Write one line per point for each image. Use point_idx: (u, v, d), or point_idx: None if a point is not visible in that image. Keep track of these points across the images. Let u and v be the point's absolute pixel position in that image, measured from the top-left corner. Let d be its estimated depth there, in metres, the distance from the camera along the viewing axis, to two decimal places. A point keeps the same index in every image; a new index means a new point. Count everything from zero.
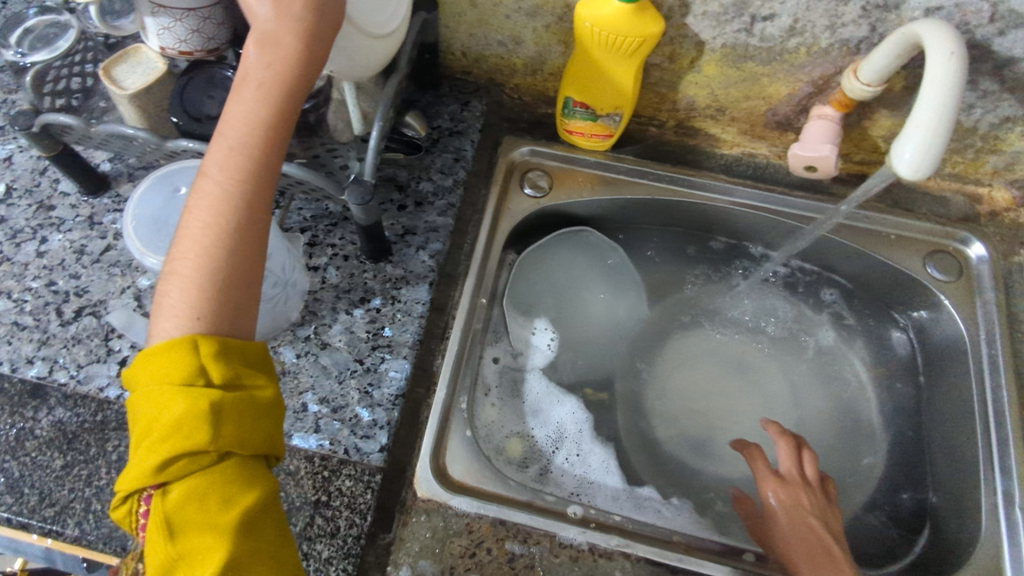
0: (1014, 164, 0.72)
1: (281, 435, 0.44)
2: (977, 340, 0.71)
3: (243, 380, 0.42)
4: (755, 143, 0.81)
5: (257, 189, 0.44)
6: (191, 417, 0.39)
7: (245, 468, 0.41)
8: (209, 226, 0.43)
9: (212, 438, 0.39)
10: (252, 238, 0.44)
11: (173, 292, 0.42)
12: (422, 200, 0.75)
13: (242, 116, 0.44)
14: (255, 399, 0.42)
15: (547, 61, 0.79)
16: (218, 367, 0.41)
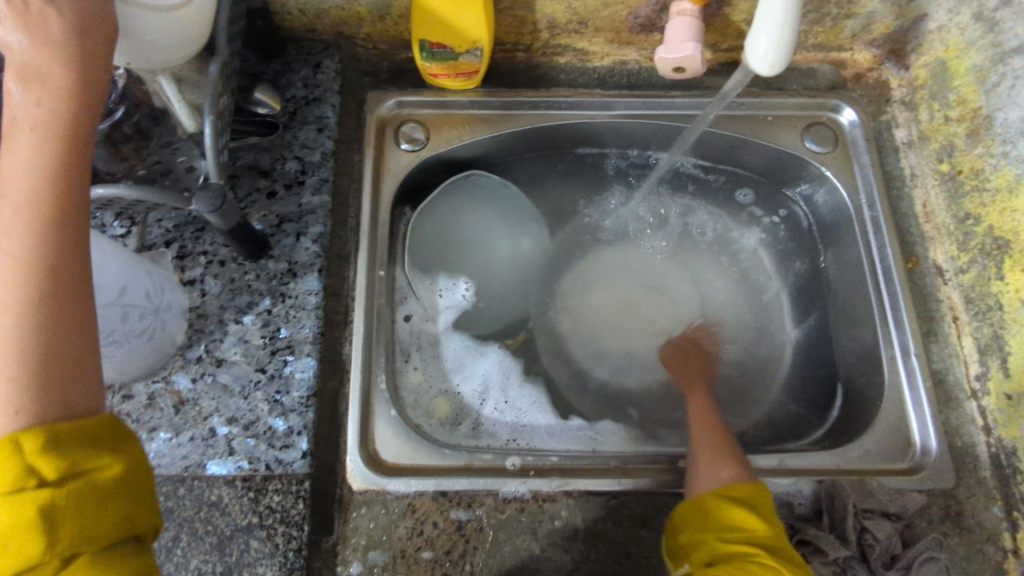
0: (869, 24, 0.72)
1: (143, 511, 0.38)
2: (859, 204, 0.73)
3: (80, 466, 0.35)
4: (624, 50, 0.78)
5: (60, 242, 0.37)
6: (20, 529, 0.33)
7: (104, 563, 0.35)
8: (12, 299, 0.35)
9: (49, 544, 0.33)
10: (70, 299, 0.37)
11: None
12: (292, 181, 0.69)
13: (19, 163, 0.37)
14: (101, 481, 0.36)
15: (392, 3, 0.72)
16: (48, 462, 0.34)
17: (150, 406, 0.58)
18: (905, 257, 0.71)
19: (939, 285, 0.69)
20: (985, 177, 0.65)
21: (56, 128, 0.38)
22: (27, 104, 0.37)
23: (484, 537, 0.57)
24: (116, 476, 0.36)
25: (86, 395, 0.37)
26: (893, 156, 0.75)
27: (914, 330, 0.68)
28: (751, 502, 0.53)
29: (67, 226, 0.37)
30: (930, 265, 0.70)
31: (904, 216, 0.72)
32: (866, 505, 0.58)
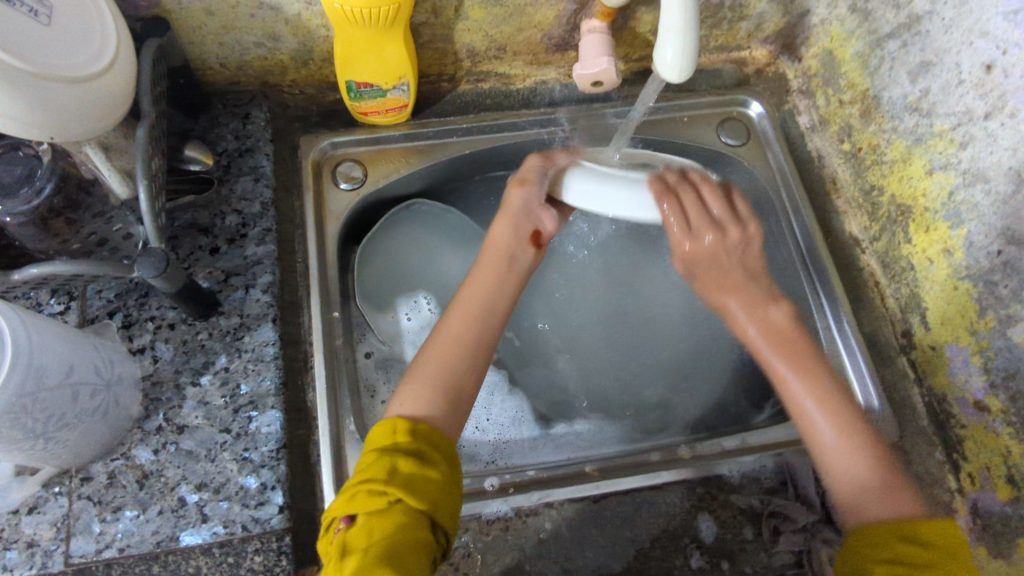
0: (761, 24, 0.78)
1: (449, 511, 0.47)
2: (777, 188, 0.79)
3: (426, 455, 0.49)
4: (544, 70, 0.81)
5: (452, 364, 0.55)
6: (372, 465, 0.47)
7: (411, 521, 0.45)
8: (436, 375, 0.54)
9: (389, 476, 0.46)
10: (444, 376, 0.54)
11: (426, 393, 0.53)
12: (234, 235, 0.68)
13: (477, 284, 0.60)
14: (436, 477, 0.48)
15: (314, 49, 0.73)
16: (409, 438, 0.49)
17: (112, 485, 0.56)
18: (824, 233, 0.77)
19: (858, 254, 0.75)
20: (881, 151, 0.71)
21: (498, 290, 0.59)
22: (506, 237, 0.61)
23: (472, 563, 0.58)
24: (436, 479, 0.47)
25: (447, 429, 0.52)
26: (800, 141, 0.81)
27: (842, 299, 0.73)
28: (923, 538, 0.49)
29: (466, 353, 0.56)
30: (846, 237, 0.76)
31: (818, 195, 0.79)
32: None
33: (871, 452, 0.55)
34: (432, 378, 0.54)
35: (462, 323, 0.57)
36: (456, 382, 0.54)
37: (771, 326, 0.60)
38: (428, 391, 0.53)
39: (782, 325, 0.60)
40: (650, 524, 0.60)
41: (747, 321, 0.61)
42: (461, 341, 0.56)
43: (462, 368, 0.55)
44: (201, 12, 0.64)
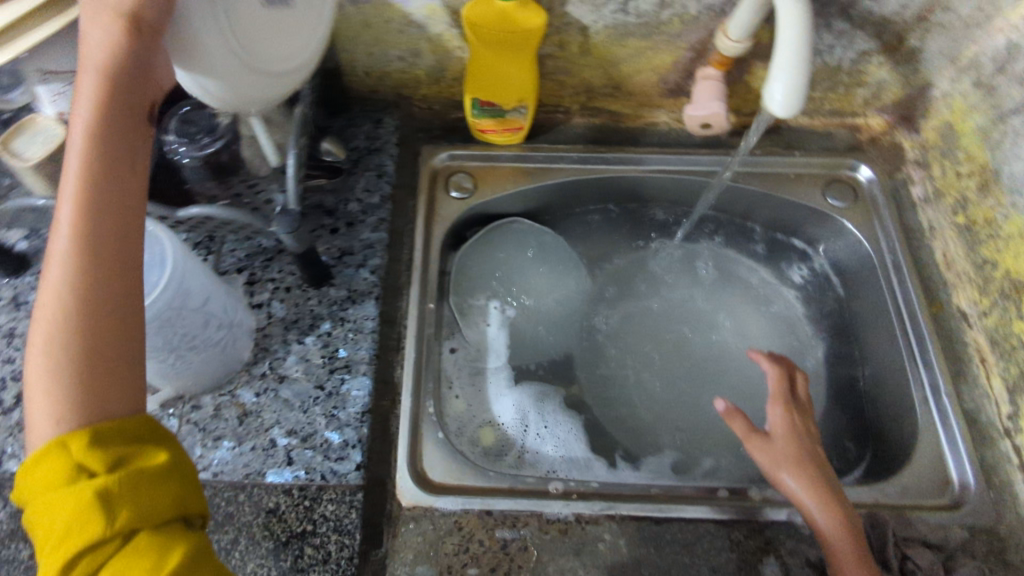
0: (880, 91, 0.79)
1: (194, 492, 0.39)
2: (881, 251, 0.78)
3: (129, 460, 0.37)
4: (655, 112, 0.85)
5: (110, 226, 0.40)
6: (80, 511, 0.34)
7: (165, 534, 0.37)
8: (70, 328, 0.38)
9: (107, 523, 0.35)
10: (122, 276, 0.40)
11: (95, 313, 0.39)
12: (353, 220, 0.75)
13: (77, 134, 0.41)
14: (149, 468, 0.37)
15: (447, 68, 0.80)
16: (95, 454, 0.36)
17: (217, 416, 0.61)
18: (928, 302, 0.74)
19: (964, 328, 0.72)
20: (998, 225, 0.69)
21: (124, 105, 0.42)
22: (113, 51, 0.41)
23: (527, 557, 0.58)
24: (175, 470, 0.39)
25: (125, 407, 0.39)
26: (912, 210, 0.79)
27: (942, 371, 0.70)
28: None
29: (116, 180, 0.41)
30: (953, 310, 0.73)
31: (925, 263, 0.76)
32: (906, 531, 0.61)
33: (874, 568, 0.54)
34: (60, 307, 0.38)
35: (89, 159, 0.40)
36: (122, 292, 0.40)
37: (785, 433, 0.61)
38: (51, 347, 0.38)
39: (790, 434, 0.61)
40: (713, 555, 0.59)
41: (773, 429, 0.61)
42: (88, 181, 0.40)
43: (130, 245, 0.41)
44: (359, 24, 0.73)
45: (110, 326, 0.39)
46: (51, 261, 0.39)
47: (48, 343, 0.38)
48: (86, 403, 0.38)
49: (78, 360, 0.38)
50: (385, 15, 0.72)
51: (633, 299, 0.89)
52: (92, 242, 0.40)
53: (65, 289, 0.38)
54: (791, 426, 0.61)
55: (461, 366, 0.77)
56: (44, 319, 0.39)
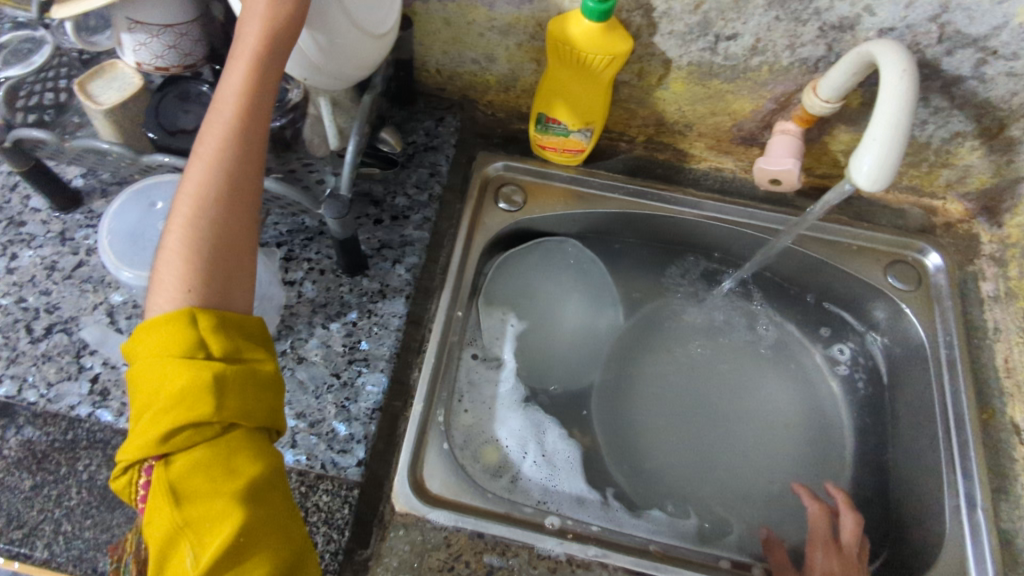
0: (966, 176, 0.75)
1: (283, 409, 0.44)
2: (937, 343, 0.74)
3: (242, 354, 0.42)
4: (721, 158, 0.82)
5: (254, 141, 0.45)
6: (195, 389, 0.38)
7: (253, 439, 0.41)
8: (196, 239, 0.43)
9: (216, 409, 0.39)
10: (248, 181, 0.45)
11: (230, 211, 0.44)
12: (398, 214, 0.74)
13: (251, 48, 0.44)
14: (255, 373, 0.42)
15: (520, 79, 0.79)
16: (216, 340, 0.41)
17: None
18: (979, 407, 0.69)
19: (1015, 443, 0.67)
20: None
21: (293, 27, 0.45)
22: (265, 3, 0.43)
23: None
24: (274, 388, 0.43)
25: (239, 302, 0.44)
26: (977, 307, 0.75)
27: (983, 483, 0.65)
28: None
29: (266, 97, 0.46)
30: (1006, 421, 0.68)
31: (982, 366, 0.72)
32: None
33: None
34: (197, 200, 0.43)
35: (254, 74, 0.45)
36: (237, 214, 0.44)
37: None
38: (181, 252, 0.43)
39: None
40: None
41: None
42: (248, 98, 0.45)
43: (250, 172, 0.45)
44: (441, 21, 0.72)
45: (235, 222, 0.45)
46: (197, 157, 0.44)
47: (186, 229, 0.43)
48: (210, 289, 0.42)
49: (207, 249, 0.43)
50: (468, 17, 0.71)
51: (665, 345, 0.87)
52: (240, 149, 0.44)
53: (210, 186, 0.43)
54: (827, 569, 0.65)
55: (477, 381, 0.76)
56: (182, 208, 0.43)
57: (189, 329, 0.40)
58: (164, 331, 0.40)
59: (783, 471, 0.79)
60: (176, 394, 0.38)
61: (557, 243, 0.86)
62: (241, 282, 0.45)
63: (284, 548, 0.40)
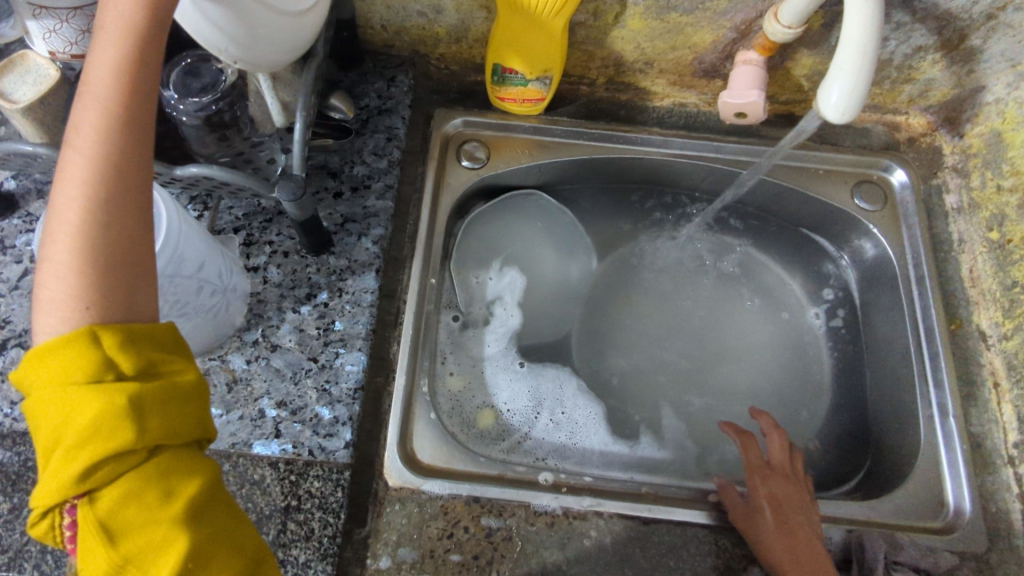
0: (927, 90, 0.74)
1: (211, 417, 0.41)
2: (905, 260, 0.75)
3: (157, 368, 0.38)
4: (684, 92, 0.80)
5: (139, 123, 0.41)
6: (109, 416, 0.35)
7: (184, 457, 0.38)
8: (82, 243, 0.38)
9: (138, 434, 0.35)
10: (138, 169, 0.41)
11: (119, 206, 0.39)
12: (358, 185, 0.71)
13: (122, 23, 0.41)
14: (175, 385, 0.38)
15: (470, 28, 0.75)
16: (125, 356, 0.37)
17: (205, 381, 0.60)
18: (948, 318, 0.71)
19: (981, 349, 0.69)
20: None
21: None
22: None
23: (511, 546, 0.58)
24: (198, 395, 0.40)
25: (145, 306, 0.40)
26: (942, 220, 0.75)
27: (952, 392, 0.68)
28: None
29: (148, 75, 0.42)
30: (973, 329, 0.70)
31: (949, 278, 0.73)
32: (897, 556, 0.59)
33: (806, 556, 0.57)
34: (80, 196, 0.38)
35: (130, 54, 0.41)
36: (127, 210, 0.40)
37: (769, 492, 0.63)
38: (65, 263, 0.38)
39: (776, 494, 0.62)
40: (698, 561, 0.59)
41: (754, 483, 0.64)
42: (127, 78, 0.41)
43: (136, 164, 0.41)
44: None
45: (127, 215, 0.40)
46: (73, 147, 0.40)
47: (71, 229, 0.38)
48: (110, 294, 0.38)
49: (100, 249, 0.38)
50: None
51: (642, 288, 0.87)
52: (123, 132, 0.40)
53: (92, 180, 0.39)
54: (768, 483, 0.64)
55: (455, 345, 0.75)
56: (64, 208, 0.39)
57: (87, 351, 0.36)
58: (58, 357, 0.36)
59: (764, 398, 0.81)
60: (86, 429, 0.34)
61: (525, 196, 0.83)
62: (144, 282, 0.40)
63: (237, 565, 0.38)
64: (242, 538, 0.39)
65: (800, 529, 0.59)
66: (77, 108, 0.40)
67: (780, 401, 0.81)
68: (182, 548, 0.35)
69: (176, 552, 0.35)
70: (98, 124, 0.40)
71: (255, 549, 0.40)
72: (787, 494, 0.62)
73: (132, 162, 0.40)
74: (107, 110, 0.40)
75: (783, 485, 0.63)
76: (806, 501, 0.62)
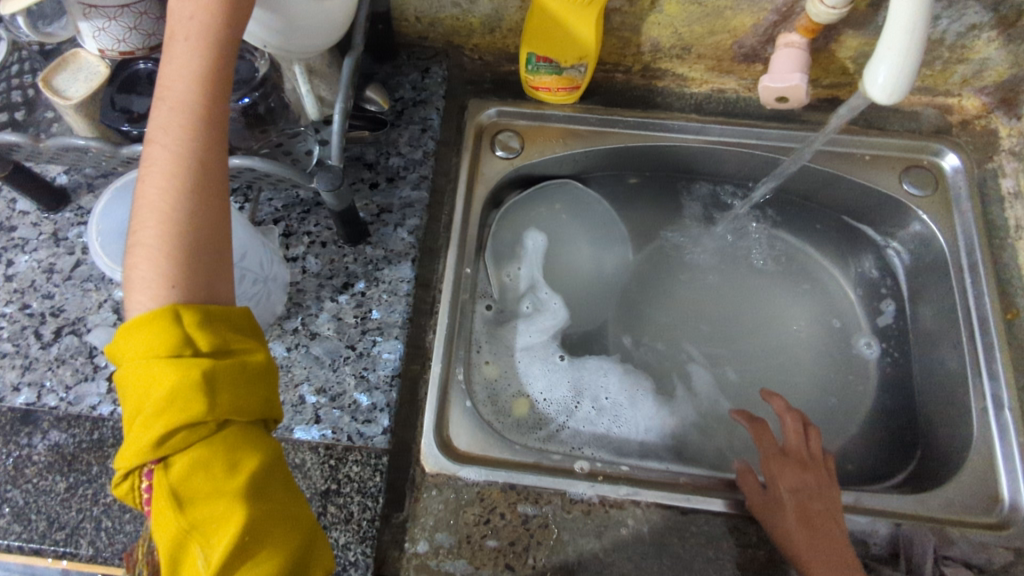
0: (983, 70, 0.71)
1: (277, 395, 0.42)
2: (957, 248, 0.72)
3: (231, 346, 0.39)
4: (723, 78, 0.78)
5: (217, 122, 0.42)
6: (183, 389, 0.36)
7: (250, 433, 0.39)
8: (170, 236, 0.39)
9: (209, 407, 0.36)
10: (218, 163, 0.42)
11: (202, 201, 0.40)
12: (394, 176, 0.72)
13: (199, 27, 0.42)
14: (245, 364, 0.39)
15: (505, 17, 0.75)
16: (202, 335, 0.38)
17: None
18: (1003, 308, 0.68)
19: None
20: None
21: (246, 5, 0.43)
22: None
23: (548, 534, 0.58)
24: (267, 373, 0.41)
25: (224, 293, 0.41)
26: (998, 205, 0.72)
27: (1009, 385, 0.65)
28: None
29: (225, 75, 0.43)
30: None
31: (1005, 266, 0.70)
32: (945, 551, 0.58)
33: (830, 547, 0.55)
34: (167, 186, 0.40)
35: (207, 56, 0.42)
36: (208, 204, 0.41)
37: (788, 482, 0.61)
38: (152, 256, 0.39)
39: (794, 484, 0.61)
40: (738, 554, 0.58)
41: (772, 473, 0.63)
42: (204, 79, 0.42)
43: (215, 159, 0.42)
44: None
45: (207, 209, 0.41)
46: (156, 143, 0.41)
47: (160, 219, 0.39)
48: (194, 284, 0.39)
49: (189, 238, 0.39)
50: None
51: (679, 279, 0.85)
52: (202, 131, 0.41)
53: (177, 176, 0.40)
54: (787, 471, 0.63)
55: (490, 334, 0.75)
56: (151, 201, 0.40)
57: (167, 325, 0.37)
58: (141, 327, 0.37)
59: (805, 391, 0.79)
60: (164, 399, 0.36)
61: (561, 185, 0.83)
62: (222, 273, 0.41)
63: (295, 542, 0.39)
64: (299, 517, 0.40)
65: (822, 520, 0.58)
66: (158, 107, 0.42)
67: (822, 394, 0.79)
68: (241, 522, 0.36)
69: (233, 526, 0.36)
70: (180, 124, 0.41)
71: (311, 524, 0.41)
72: (805, 482, 0.61)
73: (211, 158, 0.41)
74: (186, 112, 0.41)
75: (803, 473, 0.62)
76: (825, 486, 0.61)
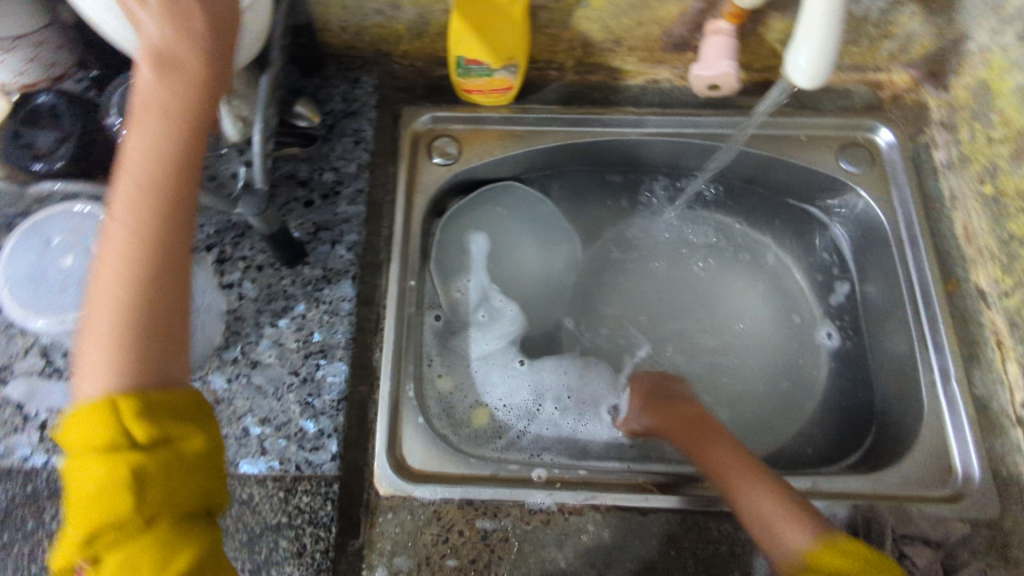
0: (908, 45, 0.71)
1: (220, 482, 0.41)
2: (896, 222, 0.72)
3: (170, 437, 0.38)
4: (656, 69, 0.78)
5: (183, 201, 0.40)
6: (113, 487, 0.36)
7: (186, 525, 0.38)
8: (124, 322, 0.38)
9: (136, 506, 0.36)
10: (177, 246, 0.40)
11: (160, 288, 0.39)
12: (329, 192, 0.70)
13: (160, 99, 0.38)
14: (183, 453, 0.39)
15: (431, 22, 0.73)
16: (140, 428, 0.37)
17: None
18: (944, 279, 0.69)
19: (981, 308, 0.67)
20: None
21: (215, 79, 0.39)
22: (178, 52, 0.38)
23: (508, 548, 0.57)
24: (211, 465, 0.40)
25: (177, 374, 0.40)
26: (932, 177, 0.73)
27: (954, 355, 0.65)
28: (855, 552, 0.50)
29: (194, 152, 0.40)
30: (971, 289, 0.68)
31: (943, 238, 0.71)
32: (905, 529, 0.57)
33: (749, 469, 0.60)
34: (122, 274, 0.38)
35: (171, 134, 0.39)
36: (166, 290, 0.39)
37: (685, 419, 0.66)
38: (111, 339, 0.38)
39: (691, 419, 0.66)
40: (699, 549, 0.59)
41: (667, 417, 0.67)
42: (178, 159, 0.39)
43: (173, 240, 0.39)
44: None
45: (163, 296, 0.39)
46: (114, 221, 0.38)
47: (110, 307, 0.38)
48: (144, 373, 0.38)
49: (139, 324, 0.38)
50: None
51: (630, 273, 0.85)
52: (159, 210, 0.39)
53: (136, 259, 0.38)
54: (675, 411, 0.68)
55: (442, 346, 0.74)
56: (106, 283, 0.38)
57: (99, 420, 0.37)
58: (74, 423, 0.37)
59: (760, 375, 0.79)
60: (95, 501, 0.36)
61: (503, 188, 0.81)
62: (176, 356, 0.40)
63: None
64: None
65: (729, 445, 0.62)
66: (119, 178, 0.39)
67: (778, 376, 0.79)
68: None
69: None
70: (135, 205, 0.38)
71: None
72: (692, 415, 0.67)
73: (173, 239, 0.39)
74: (152, 190, 0.39)
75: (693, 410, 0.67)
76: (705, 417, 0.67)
